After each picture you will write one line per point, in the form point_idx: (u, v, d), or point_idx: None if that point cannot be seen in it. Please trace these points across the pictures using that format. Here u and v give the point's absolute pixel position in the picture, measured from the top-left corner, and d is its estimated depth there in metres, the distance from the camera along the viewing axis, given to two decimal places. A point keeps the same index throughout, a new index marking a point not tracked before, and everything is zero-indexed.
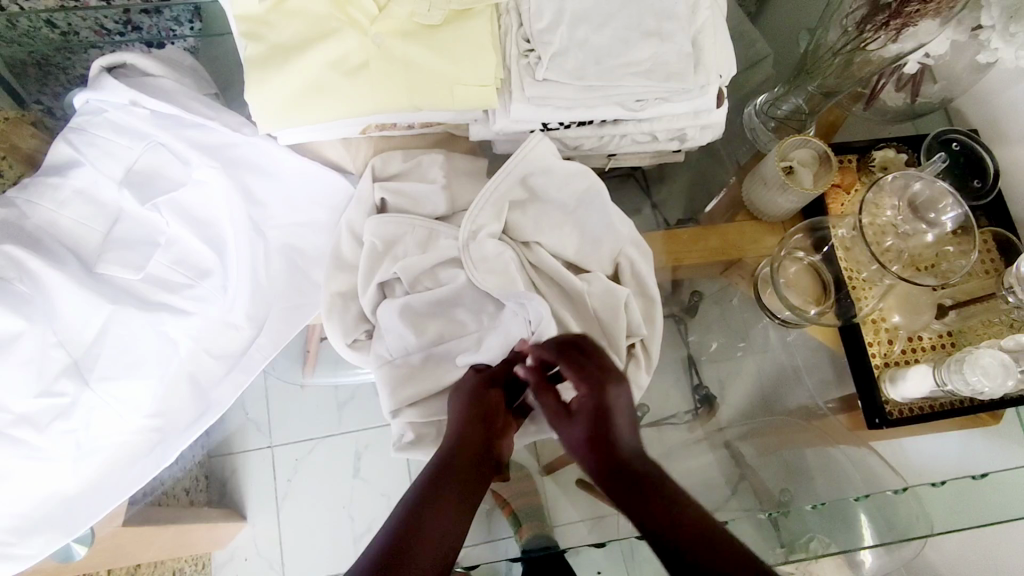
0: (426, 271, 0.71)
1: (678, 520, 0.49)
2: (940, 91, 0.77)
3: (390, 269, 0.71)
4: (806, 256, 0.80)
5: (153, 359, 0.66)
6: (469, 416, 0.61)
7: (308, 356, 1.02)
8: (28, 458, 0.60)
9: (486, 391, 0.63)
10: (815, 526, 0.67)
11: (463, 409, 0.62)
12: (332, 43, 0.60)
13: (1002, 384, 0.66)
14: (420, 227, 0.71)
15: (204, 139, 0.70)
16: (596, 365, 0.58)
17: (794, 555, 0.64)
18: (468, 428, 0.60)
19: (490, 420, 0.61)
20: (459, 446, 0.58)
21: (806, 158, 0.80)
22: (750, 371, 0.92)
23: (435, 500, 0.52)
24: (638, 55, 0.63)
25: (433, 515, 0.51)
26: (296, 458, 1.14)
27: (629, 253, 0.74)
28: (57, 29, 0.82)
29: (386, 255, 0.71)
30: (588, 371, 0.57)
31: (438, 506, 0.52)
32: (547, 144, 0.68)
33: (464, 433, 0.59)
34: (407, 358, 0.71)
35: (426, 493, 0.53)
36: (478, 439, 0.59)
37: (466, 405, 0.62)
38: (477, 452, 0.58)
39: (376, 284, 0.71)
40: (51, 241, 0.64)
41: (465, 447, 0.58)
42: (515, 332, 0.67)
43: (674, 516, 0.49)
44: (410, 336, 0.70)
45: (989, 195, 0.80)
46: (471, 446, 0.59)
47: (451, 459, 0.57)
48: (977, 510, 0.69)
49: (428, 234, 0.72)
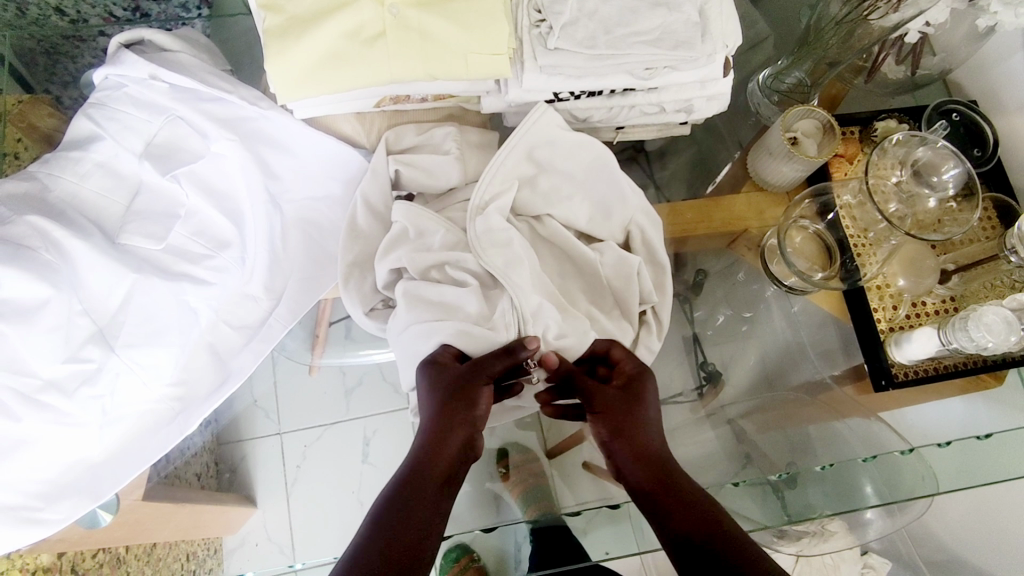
0: (435, 263, 0.70)
1: (691, 511, 0.58)
2: (938, 62, 0.79)
3: (409, 251, 0.71)
4: (811, 224, 0.82)
5: (175, 328, 0.68)
6: (446, 416, 0.61)
7: (316, 340, 1.03)
8: (58, 424, 0.61)
9: (470, 386, 0.62)
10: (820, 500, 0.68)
11: (438, 409, 0.62)
12: (350, 13, 0.61)
13: (1006, 340, 0.67)
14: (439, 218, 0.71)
15: (221, 113, 0.71)
16: (627, 367, 0.68)
17: (790, 522, 0.66)
18: (445, 433, 0.61)
19: (471, 421, 0.62)
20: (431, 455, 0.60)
21: (810, 129, 0.82)
22: (755, 348, 0.94)
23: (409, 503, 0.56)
24: (647, 25, 0.65)
25: (416, 523, 0.55)
26: (305, 446, 1.00)
27: (639, 221, 0.76)
28: (66, 17, 0.90)
29: (410, 238, 0.71)
30: (625, 372, 0.68)
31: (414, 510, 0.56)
32: (551, 116, 0.69)
33: (442, 442, 0.60)
34: (408, 333, 0.69)
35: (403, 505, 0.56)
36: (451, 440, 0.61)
37: (444, 404, 0.62)
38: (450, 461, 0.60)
39: (387, 266, 0.71)
40: (74, 213, 0.65)
41: (443, 451, 0.60)
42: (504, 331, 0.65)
43: (675, 504, 0.59)
44: (414, 319, 0.68)
45: (990, 163, 0.82)
46: (447, 457, 0.60)
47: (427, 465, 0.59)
48: (984, 469, 0.71)
49: (453, 230, 0.71)
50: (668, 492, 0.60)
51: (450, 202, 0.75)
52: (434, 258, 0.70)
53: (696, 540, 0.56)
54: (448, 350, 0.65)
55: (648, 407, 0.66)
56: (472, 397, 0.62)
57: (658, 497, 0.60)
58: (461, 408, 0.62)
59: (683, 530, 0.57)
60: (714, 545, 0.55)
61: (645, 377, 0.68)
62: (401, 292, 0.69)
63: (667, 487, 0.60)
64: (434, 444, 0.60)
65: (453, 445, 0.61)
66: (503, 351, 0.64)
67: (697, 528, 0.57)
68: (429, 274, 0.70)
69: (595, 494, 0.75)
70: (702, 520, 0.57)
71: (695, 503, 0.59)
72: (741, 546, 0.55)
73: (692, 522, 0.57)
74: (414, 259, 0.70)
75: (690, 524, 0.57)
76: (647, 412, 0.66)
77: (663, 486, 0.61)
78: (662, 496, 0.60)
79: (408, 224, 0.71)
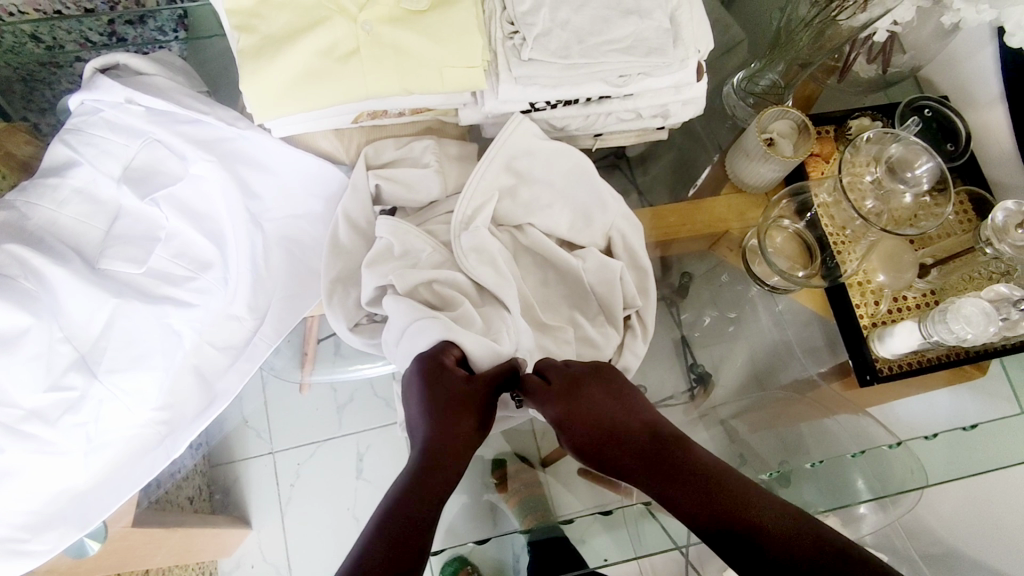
0: (424, 282, 0.69)
1: (705, 498, 0.56)
2: (909, 60, 0.81)
3: (396, 268, 0.70)
4: (791, 223, 0.83)
5: (158, 351, 0.68)
6: (446, 425, 0.60)
7: (305, 357, 0.94)
8: (40, 453, 0.61)
9: (469, 401, 0.62)
10: (816, 498, 0.68)
11: (438, 417, 0.61)
12: (324, 31, 0.61)
13: (985, 331, 0.69)
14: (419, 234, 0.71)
15: (198, 134, 0.71)
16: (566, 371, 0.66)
17: None
18: (445, 444, 0.59)
19: (467, 436, 0.61)
20: (431, 466, 0.58)
21: (785, 130, 0.83)
22: (743, 348, 0.95)
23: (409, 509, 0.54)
24: (618, 33, 0.66)
25: (415, 527, 0.53)
26: (297, 463, 1.05)
27: (620, 227, 0.76)
28: (41, 44, 0.84)
29: (396, 255, 0.71)
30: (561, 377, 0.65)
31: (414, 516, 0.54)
32: (527, 126, 0.70)
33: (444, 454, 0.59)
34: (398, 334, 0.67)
35: (408, 515, 0.53)
36: (450, 450, 0.59)
37: (446, 414, 0.61)
38: (450, 476, 0.59)
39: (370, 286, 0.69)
40: (51, 239, 0.64)
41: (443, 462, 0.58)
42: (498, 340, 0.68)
43: (678, 489, 0.57)
44: (407, 322, 0.66)
45: (963, 158, 0.84)
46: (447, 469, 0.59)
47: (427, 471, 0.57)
48: (970, 461, 0.72)
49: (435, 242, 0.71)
50: (674, 480, 0.58)
51: (432, 214, 0.75)
52: (423, 276, 0.68)
53: (723, 528, 0.53)
54: (452, 350, 0.63)
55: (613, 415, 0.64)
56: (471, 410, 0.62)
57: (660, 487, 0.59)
58: (463, 419, 0.61)
59: (707, 520, 0.55)
60: (738, 527, 0.53)
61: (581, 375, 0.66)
62: (393, 301, 0.67)
63: (660, 475, 0.59)
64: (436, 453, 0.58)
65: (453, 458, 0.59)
66: (505, 367, 0.66)
67: (716, 511, 0.54)
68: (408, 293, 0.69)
69: (591, 503, 0.74)
70: (721, 500, 0.55)
71: (705, 480, 0.57)
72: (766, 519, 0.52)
73: (707, 505, 0.55)
74: (403, 277, 0.68)
75: (707, 507, 0.55)
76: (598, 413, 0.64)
77: (668, 479, 0.58)
78: (671, 488, 0.58)
79: (393, 241, 0.70)
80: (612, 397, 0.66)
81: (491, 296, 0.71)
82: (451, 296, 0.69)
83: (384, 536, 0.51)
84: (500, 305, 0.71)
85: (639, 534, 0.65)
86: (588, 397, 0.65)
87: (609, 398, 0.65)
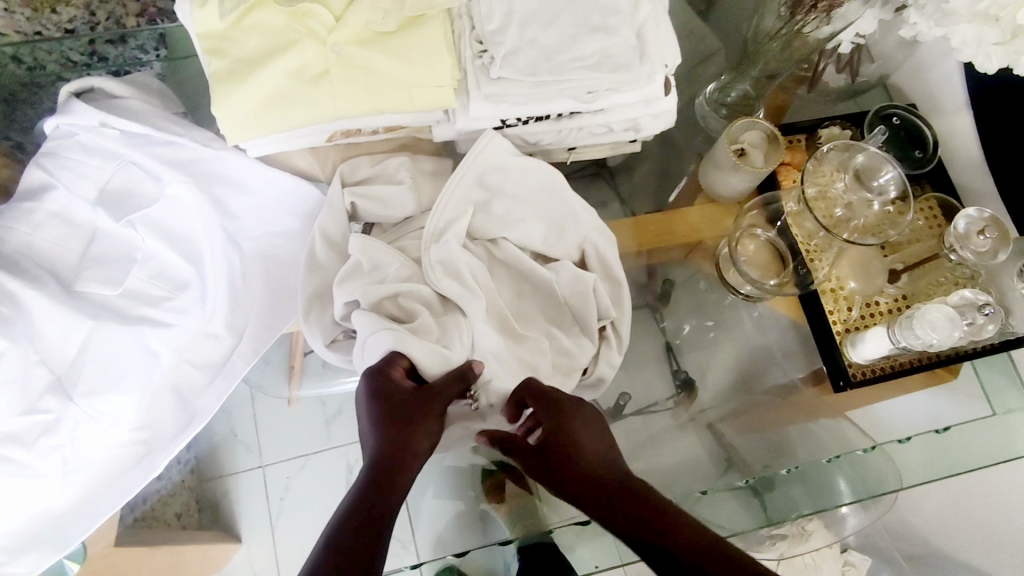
0: (395, 298, 0.70)
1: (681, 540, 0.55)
2: (876, 69, 0.83)
3: (364, 285, 0.70)
4: (763, 232, 0.84)
5: (136, 372, 0.68)
6: (390, 430, 0.60)
7: (291, 372, 0.97)
8: (16, 475, 0.61)
9: (414, 406, 0.62)
10: (800, 501, 0.69)
11: (383, 426, 0.61)
12: (293, 54, 0.62)
13: (950, 336, 0.71)
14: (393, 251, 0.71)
15: (173, 156, 0.72)
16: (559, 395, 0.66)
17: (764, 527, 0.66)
18: (395, 454, 0.59)
19: (417, 438, 0.61)
20: (381, 476, 0.58)
21: (756, 140, 0.83)
22: (725, 352, 0.95)
23: (362, 517, 0.54)
24: (585, 50, 0.67)
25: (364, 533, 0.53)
26: (287, 475, 0.97)
27: (594, 240, 0.77)
28: (23, 65, 0.84)
29: (366, 272, 0.71)
30: (551, 399, 0.65)
31: (368, 523, 0.54)
32: (500, 142, 0.71)
33: (394, 459, 0.59)
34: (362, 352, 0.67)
35: (358, 526, 0.54)
36: (398, 453, 0.60)
37: (391, 421, 0.61)
38: (402, 480, 0.59)
39: (341, 304, 0.71)
40: (28, 263, 0.66)
41: (394, 467, 0.59)
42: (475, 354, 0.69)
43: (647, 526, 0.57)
44: (370, 333, 0.67)
45: (930, 163, 0.84)
46: (398, 471, 0.59)
47: (378, 476, 0.58)
48: (945, 463, 0.74)
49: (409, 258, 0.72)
50: (638, 509, 0.58)
51: (407, 229, 0.75)
52: (386, 291, 0.69)
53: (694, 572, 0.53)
54: (399, 362, 0.64)
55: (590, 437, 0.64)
56: (415, 414, 0.62)
57: (628, 520, 0.58)
58: (412, 425, 0.61)
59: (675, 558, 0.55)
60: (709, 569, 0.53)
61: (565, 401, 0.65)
62: (360, 318, 0.68)
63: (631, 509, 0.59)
64: (384, 460, 0.59)
65: (403, 460, 0.60)
66: (456, 375, 0.65)
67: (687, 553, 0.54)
68: (384, 310, 0.70)
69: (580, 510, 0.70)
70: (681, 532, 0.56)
71: (677, 523, 0.57)
72: (723, 550, 0.54)
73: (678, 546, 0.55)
74: (366, 291, 0.69)
75: (669, 536, 0.56)
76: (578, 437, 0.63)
77: (642, 515, 0.58)
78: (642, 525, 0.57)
79: (362, 258, 0.70)
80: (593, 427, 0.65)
81: (453, 306, 0.71)
82: (425, 312, 0.69)
83: (334, 549, 0.52)
84: (459, 312, 0.70)
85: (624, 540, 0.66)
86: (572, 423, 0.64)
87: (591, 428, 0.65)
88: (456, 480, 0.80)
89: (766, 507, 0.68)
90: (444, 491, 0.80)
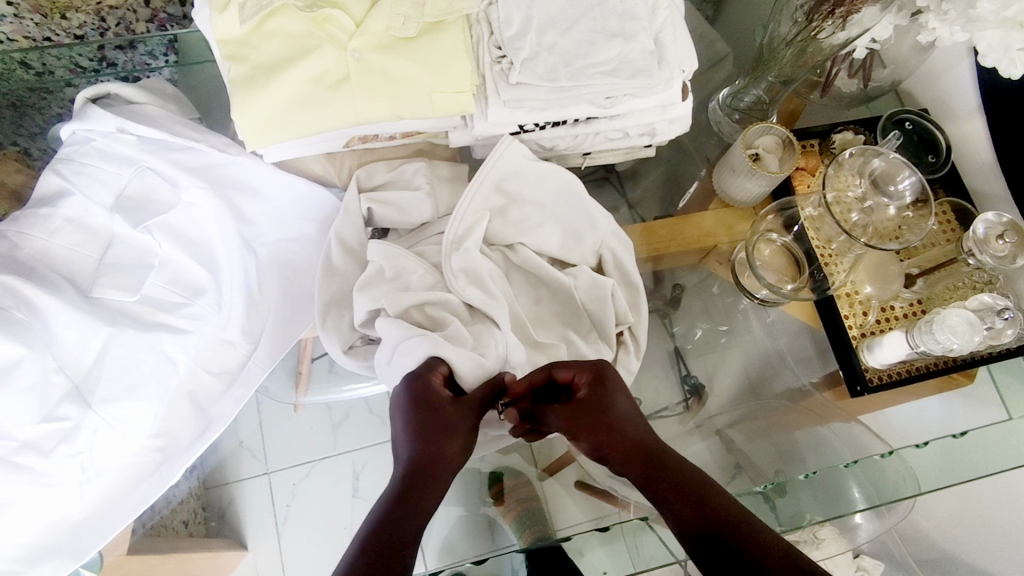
0: (413, 304, 0.69)
1: (710, 510, 0.54)
2: (889, 74, 0.82)
3: (389, 291, 0.70)
4: (778, 237, 0.84)
5: (155, 378, 0.68)
6: (423, 434, 0.60)
7: (299, 377, 0.96)
8: (32, 484, 0.60)
9: (449, 412, 0.62)
10: (807, 503, 0.68)
11: (415, 430, 0.60)
12: (313, 59, 0.62)
13: (970, 340, 0.71)
14: (409, 256, 0.71)
15: (192, 161, 0.72)
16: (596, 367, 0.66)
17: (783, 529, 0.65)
18: (429, 464, 0.59)
19: (449, 445, 0.60)
20: (413, 485, 0.58)
21: (771, 145, 0.84)
22: (736, 357, 0.96)
23: (395, 520, 0.54)
24: (605, 55, 0.67)
25: (396, 533, 0.53)
26: (293, 483, 0.95)
27: (610, 245, 0.77)
28: (31, 70, 0.84)
29: (389, 278, 0.71)
30: (587, 366, 0.66)
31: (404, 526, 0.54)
32: (516, 148, 0.70)
33: (428, 466, 0.59)
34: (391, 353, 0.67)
35: (390, 533, 0.53)
36: (428, 459, 0.59)
37: (423, 425, 0.60)
38: (434, 487, 0.58)
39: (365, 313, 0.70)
40: (44, 269, 0.65)
41: (426, 473, 0.59)
42: (492, 361, 0.68)
43: (679, 492, 0.57)
44: (399, 339, 0.66)
45: (944, 168, 0.85)
46: (430, 477, 0.59)
47: (411, 479, 0.58)
48: (961, 468, 0.73)
49: (425, 263, 0.72)
50: (677, 487, 0.57)
51: (423, 236, 0.75)
52: (413, 299, 0.69)
53: (722, 543, 0.52)
54: (439, 368, 0.64)
55: (622, 406, 0.64)
56: (449, 421, 0.61)
57: (659, 489, 0.58)
58: (446, 434, 0.61)
59: (703, 529, 0.54)
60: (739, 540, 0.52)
61: (602, 372, 0.65)
62: (385, 324, 0.67)
63: (661, 481, 0.58)
64: (417, 465, 0.59)
65: (435, 466, 0.59)
66: (490, 386, 0.66)
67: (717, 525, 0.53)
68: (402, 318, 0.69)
69: (588, 514, 0.75)
70: (719, 509, 0.54)
71: (705, 496, 0.56)
72: (750, 525, 0.53)
73: (707, 516, 0.54)
74: (391, 300, 0.68)
75: (699, 512, 0.55)
76: (619, 412, 0.63)
77: (673, 486, 0.57)
78: (672, 495, 0.57)
79: (385, 264, 0.70)
80: (629, 401, 0.65)
81: (481, 315, 0.71)
82: (443, 317, 0.69)
83: (367, 550, 0.51)
84: (489, 322, 0.71)
85: (639, 543, 0.63)
86: (610, 395, 0.64)
87: (627, 400, 0.65)
88: (467, 485, 0.81)
89: (777, 514, 0.67)
90: (452, 496, 0.78)
